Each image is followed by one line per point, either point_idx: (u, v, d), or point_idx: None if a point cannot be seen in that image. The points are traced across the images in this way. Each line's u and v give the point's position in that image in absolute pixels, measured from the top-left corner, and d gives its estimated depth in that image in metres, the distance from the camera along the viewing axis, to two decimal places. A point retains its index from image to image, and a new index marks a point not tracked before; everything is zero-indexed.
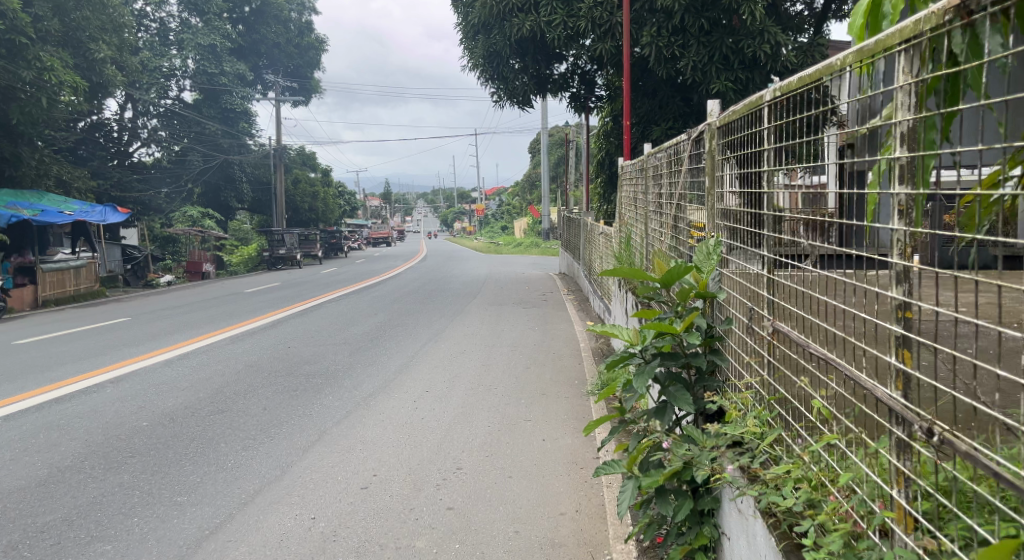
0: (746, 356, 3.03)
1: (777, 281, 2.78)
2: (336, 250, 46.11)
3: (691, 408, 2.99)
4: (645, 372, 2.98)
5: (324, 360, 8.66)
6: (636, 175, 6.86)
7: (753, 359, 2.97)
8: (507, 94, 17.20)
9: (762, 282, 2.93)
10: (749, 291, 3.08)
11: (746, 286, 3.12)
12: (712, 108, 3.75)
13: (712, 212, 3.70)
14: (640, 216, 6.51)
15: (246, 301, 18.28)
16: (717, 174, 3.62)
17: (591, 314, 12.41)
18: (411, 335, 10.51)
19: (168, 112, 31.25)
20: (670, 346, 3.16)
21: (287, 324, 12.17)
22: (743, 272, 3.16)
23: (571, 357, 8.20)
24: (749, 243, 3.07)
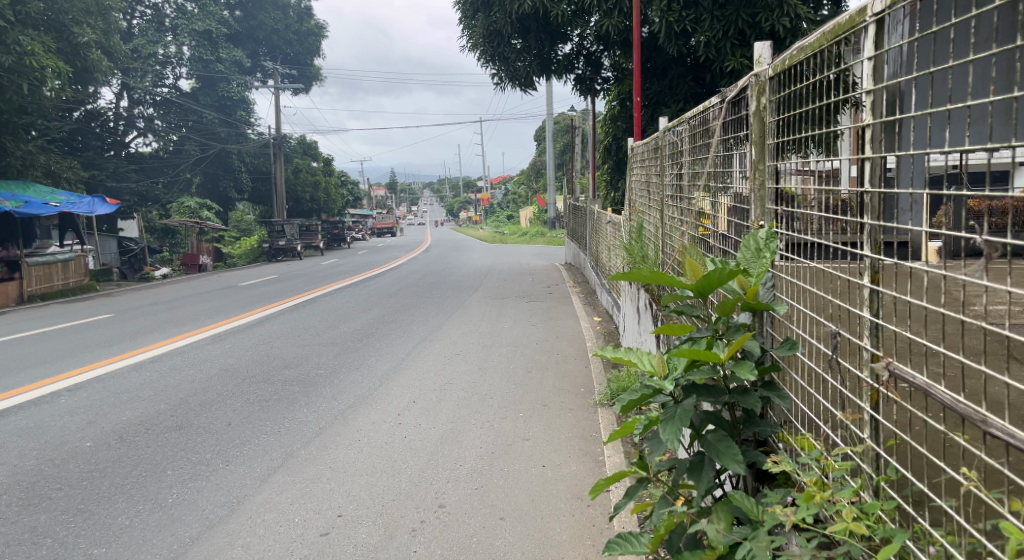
0: (835, 406, 2.37)
1: (891, 301, 2.12)
2: (338, 241, 45.24)
3: (739, 468, 2.27)
4: (677, 419, 2.29)
5: (306, 364, 7.93)
6: (650, 158, 6.09)
7: (847, 412, 2.29)
8: (508, 76, 16.45)
9: (862, 299, 2.26)
10: (835, 308, 2.40)
11: (827, 302, 2.44)
12: (760, 53, 3.03)
13: (758, 186, 2.98)
14: (655, 204, 5.75)
15: (238, 295, 17.55)
16: (768, 144, 2.89)
17: (599, 307, 11.66)
18: (405, 333, 9.76)
19: (165, 100, 30.55)
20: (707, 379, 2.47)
21: (274, 321, 11.43)
22: (825, 279, 2.47)
23: (575, 360, 7.46)
24: (837, 238, 2.36)
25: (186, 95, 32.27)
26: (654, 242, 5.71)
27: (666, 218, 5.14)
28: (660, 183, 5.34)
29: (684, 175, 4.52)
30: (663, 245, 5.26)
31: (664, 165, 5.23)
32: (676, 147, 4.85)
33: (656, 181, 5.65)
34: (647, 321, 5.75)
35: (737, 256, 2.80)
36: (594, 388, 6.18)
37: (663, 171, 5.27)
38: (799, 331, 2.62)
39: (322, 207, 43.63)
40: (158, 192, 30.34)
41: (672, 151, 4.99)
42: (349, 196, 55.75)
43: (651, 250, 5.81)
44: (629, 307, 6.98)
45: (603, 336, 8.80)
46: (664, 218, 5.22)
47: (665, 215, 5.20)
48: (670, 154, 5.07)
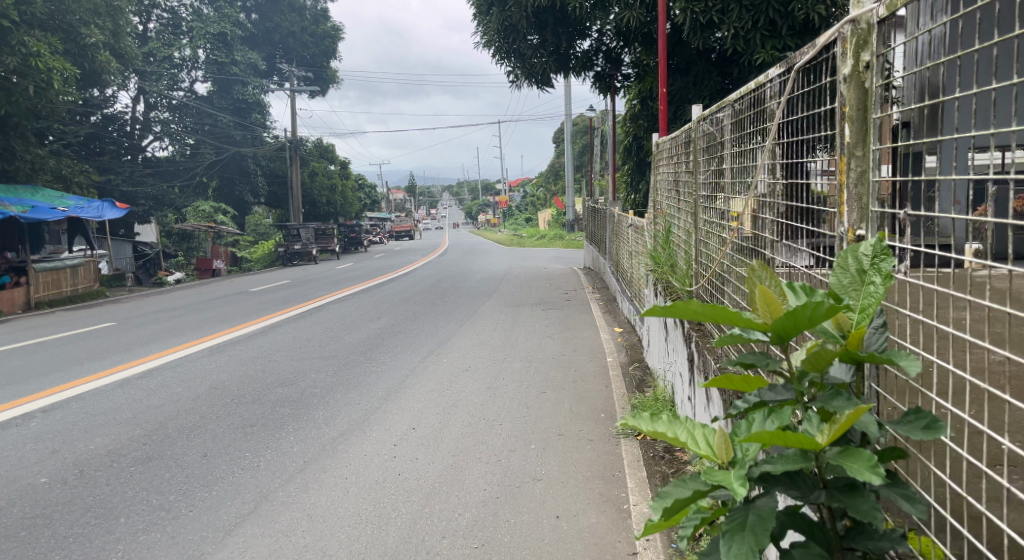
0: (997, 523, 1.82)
1: None
2: (355, 244, 44.77)
3: None
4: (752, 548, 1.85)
5: (302, 381, 7.32)
6: (680, 152, 5.39)
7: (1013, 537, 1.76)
8: (524, 73, 15.84)
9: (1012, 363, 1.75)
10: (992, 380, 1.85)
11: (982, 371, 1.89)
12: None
13: (858, 176, 2.42)
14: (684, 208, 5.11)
15: (247, 301, 16.96)
16: (880, 114, 2.28)
17: (620, 316, 10.97)
18: (412, 347, 9.11)
19: (180, 103, 30.15)
20: (795, 474, 1.94)
21: (278, 331, 10.80)
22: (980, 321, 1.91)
23: (594, 378, 6.82)
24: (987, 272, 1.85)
25: (202, 98, 31.79)
26: (684, 248, 5.07)
27: (699, 221, 4.52)
28: (692, 181, 4.71)
29: (724, 171, 3.89)
30: (696, 250, 4.62)
31: (697, 160, 4.61)
32: (712, 138, 4.22)
33: (688, 180, 4.98)
34: (675, 338, 5.10)
35: (832, 281, 2.12)
36: (617, 413, 5.55)
37: (695, 166, 4.64)
38: (941, 402, 2.05)
39: (338, 211, 43.05)
40: (174, 196, 29.84)
41: (706, 146, 4.37)
42: (365, 200, 55.06)
43: (682, 257, 5.17)
44: (654, 319, 6.37)
45: (624, 350, 8.12)
46: (696, 220, 4.60)
47: (697, 215, 4.59)
48: (703, 149, 4.44)
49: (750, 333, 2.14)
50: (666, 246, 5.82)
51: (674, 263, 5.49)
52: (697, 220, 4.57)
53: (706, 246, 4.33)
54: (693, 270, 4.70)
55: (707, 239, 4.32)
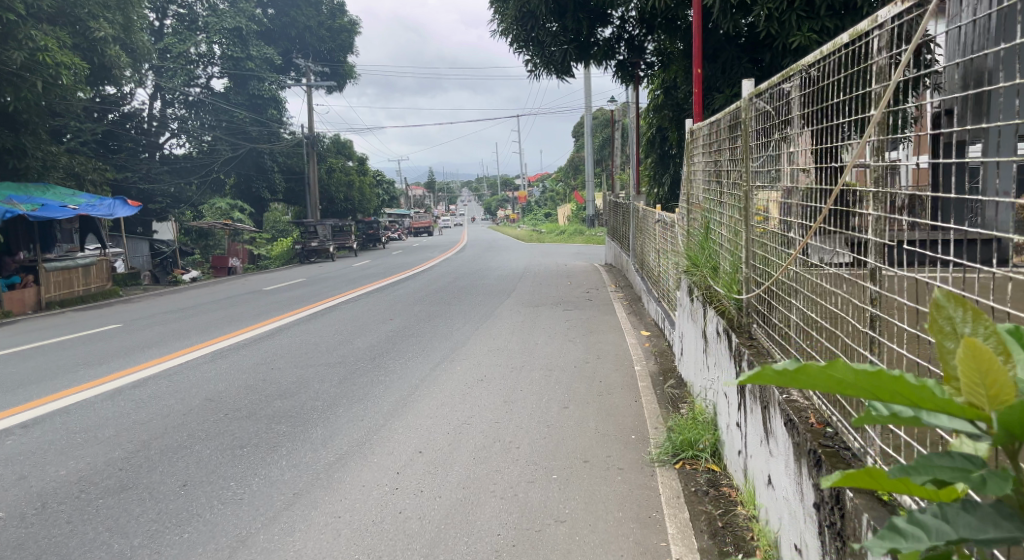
0: None
1: None
2: (373, 240, 44.39)
3: None
4: None
5: (305, 392, 6.76)
6: (724, 137, 4.68)
7: None
8: (543, 61, 15.19)
9: None
10: None
11: None
12: None
13: None
14: (729, 197, 4.47)
15: (257, 301, 16.37)
16: None
17: (646, 317, 10.39)
18: (425, 353, 8.55)
19: (196, 99, 29.68)
20: None
21: (285, 334, 10.26)
22: None
23: (621, 391, 6.26)
24: None
25: (219, 95, 31.10)
26: (731, 248, 4.39)
27: (754, 216, 3.86)
28: (743, 169, 4.00)
29: (794, 158, 3.23)
30: (746, 252, 4.01)
31: (751, 146, 3.92)
32: (779, 110, 3.50)
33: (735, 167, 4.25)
34: (716, 350, 4.46)
35: None
36: (649, 435, 4.99)
37: (750, 152, 3.94)
38: None
39: (355, 207, 42.46)
40: (191, 193, 29.33)
41: (765, 125, 3.69)
42: (383, 195, 54.46)
43: (727, 261, 4.55)
44: (689, 327, 5.81)
45: (653, 356, 7.55)
46: (751, 216, 3.92)
47: (751, 210, 3.91)
48: (762, 130, 3.74)
49: (931, 417, 1.47)
50: (706, 248, 5.26)
51: (720, 266, 4.79)
52: (753, 216, 3.87)
53: (770, 245, 3.61)
54: (747, 274, 4.02)
55: (770, 238, 3.61)
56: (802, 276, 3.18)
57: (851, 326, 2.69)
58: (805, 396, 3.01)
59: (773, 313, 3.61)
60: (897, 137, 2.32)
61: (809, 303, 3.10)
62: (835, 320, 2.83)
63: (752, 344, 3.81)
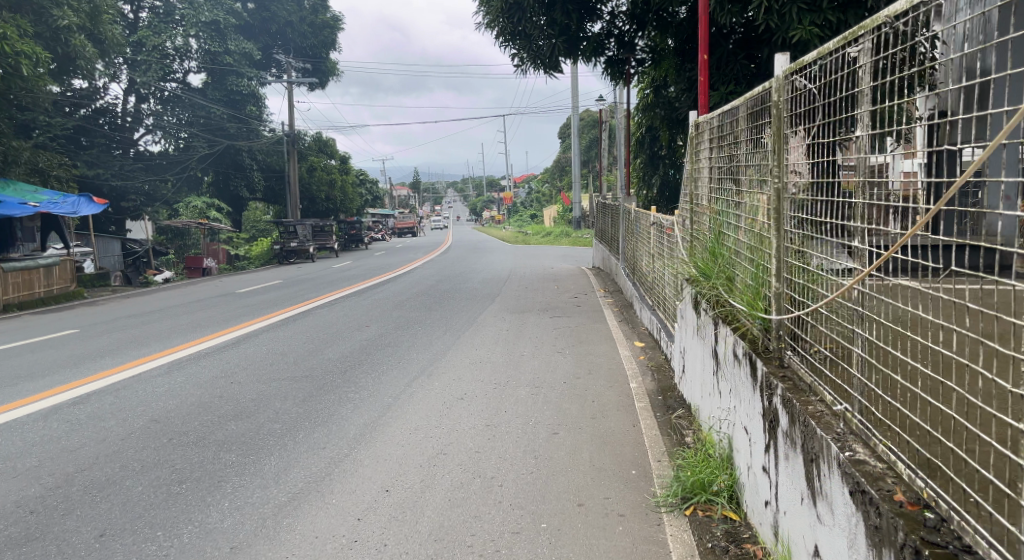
0: None
1: None
2: (354, 241, 43.32)
3: None
4: None
5: (265, 412, 6.08)
6: (743, 126, 4.07)
7: None
8: (530, 56, 14.50)
9: None
10: None
11: None
12: None
13: None
14: (750, 192, 3.86)
15: (228, 303, 15.57)
16: None
17: (639, 325, 9.82)
18: (402, 364, 7.93)
19: (172, 95, 28.63)
20: None
21: (252, 342, 9.50)
22: None
23: (616, 413, 5.68)
24: None
25: (196, 90, 30.02)
26: (755, 258, 3.76)
27: (793, 220, 3.24)
28: (777, 162, 3.37)
29: (863, 143, 2.64)
30: (779, 264, 3.39)
31: (788, 134, 3.30)
32: (836, 84, 2.84)
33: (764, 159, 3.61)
34: (735, 376, 3.82)
35: None
36: (652, 471, 4.36)
37: (784, 142, 3.32)
38: None
39: (337, 207, 41.43)
40: (166, 191, 28.27)
41: (808, 108, 3.09)
42: (366, 195, 53.19)
43: (749, 273, 3.93)
44: (693, 342, 5.18)
45: (650, 372, 6.97)
46: (786, 221, 3.31)
47: (789, 213, 3.29)
48: (803, 113, 3.13)
49: None
50: (717, 254, 4.65)
51: (739, 277, 4.16)
52: (792, 220, 3.25)
53: (818, 255, 3.00)
54: (780, 288, 3.39)
55: (820, 248, 2.98)
56: (875, 296, 2.54)
57: (980, 381, 2.06)
58: (883, 459, 2.44)
59: (816, 342, 3.00)
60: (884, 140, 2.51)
61: (890, 336, 2.47)
62: (952, 366, 2.20)
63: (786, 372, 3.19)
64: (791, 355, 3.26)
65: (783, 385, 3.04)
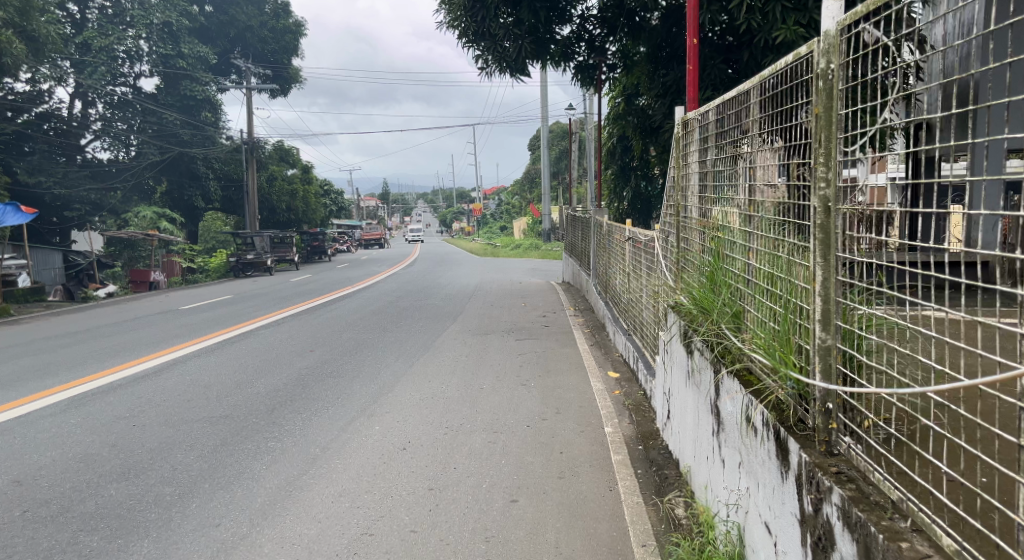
0: None
1: None
2: (317, 253, 41.82)
3: None
4: None
5: (161, 466, 5.00)
6: (756, 120, 3.17)
7: None
8: (495, 58, 13.45)
9: None
10: None
11: None
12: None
13: None
14: (781, 191, 2.87)
15: (166, 321, 14.33)
16: None
17: (612, 350, 8.94)
18: (344, 398, 6.93)
19: (122, 100, 27.17)
20: None
21: (177, 370, 8.39)
22: None
23: (587, 468, 4.75)
24: None
25: (147, 95, 28.64)
26: (783, 294, 2.85)
27: (854, 243, 2.40)
28: (826, 157, 2.52)
29: None
30: (840, 306, 2.48)
31: (841, 117, 2.46)
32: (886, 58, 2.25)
33: (800, 160, 2.71)
34: (753, 451, 2.83)
35: None
36: None
37: (838, 128, 2.47)
38: None
39: (299, 217, 39.95)
40: (115, 200, 26.76)
41: (881, 81, 2.27)
42: (330, 205, 51.67)
43: (770, 315, 3.00)
44: (684, 390, 4.21)
45: (625, 411, 6.05)
46: (845, 242, 2.45)
47: (848, 237, 2.44)
48: (871, 89, 2.30)
49: None
50: (717, 282, 3.72)
51: (753, 315, 3.23)
52: (853, 243, 2.40)
53: (906, 290, 2.17)
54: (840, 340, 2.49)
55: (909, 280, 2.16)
56: None
57: None
58: None
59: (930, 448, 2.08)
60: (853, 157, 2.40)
61: None
62: None
63: (843, 468, 2.30)
64: (847, 440, 2.38)
65: (846, 492, 2.16)
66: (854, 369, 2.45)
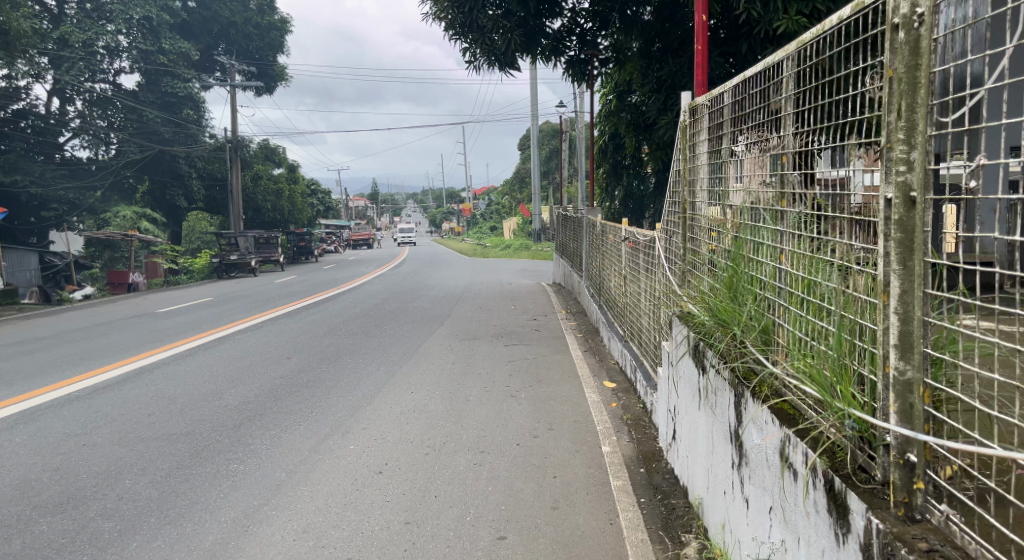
0: None
1: None
2: (304, 254, 41.05)
3: None
4: None
5: (103, 495, 4.43)
6: (794, 98, 2.69)
7: None
8: (484, 51, 12.91)
9: None
10: None
11: None
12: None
13: None
14: (842, 178, 2.37)
15: (139, 326, 13.67)
16: None
17: (606, 356, 8.48)
18: (319, 412, 6.41)
19: (102, 97, 26.41)
20: None
21: (142, 381, 7.81)
22: None
23: (584, 496, 4.24)
24: None
25: (128, 92, 27.88)
26: (838, 310, 2.39)
27: (949, 249, 1.96)
28: (910, 132, 2.03)
29: None
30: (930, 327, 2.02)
31: (937, 75, 1.97)
32: (874, 56, 2.19)
33: (864, 140, 2.23)
34: (797, 496, 2.38)
35: None
36: None
37: (933, 90, 1.98)
38: None
39: (285, 218, 39.17)
40: (94, 200, 25.95)
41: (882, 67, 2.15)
42: (317, 205, 50.94)
43: (816, 330, 2.54)
44: (693, 409, 3.75)
45: (623, 426, 5.58)
46: (940, 244, 1.98)
47: (944, 232, 1.97)
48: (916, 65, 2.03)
49: None
50: (736, 290, 3.25)
51: (789, 332, 2.78)
52: (948, 249, 1.97)
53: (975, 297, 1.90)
54: (928, 372, 2.03)
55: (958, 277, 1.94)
56: None
57: None
58: None
59: None
60: (847, 153, 2.32)
61: None
62: None
63: (935, 544, 1.92)
64: (941, 509, 1.97)
65: None
66: (943, 412, 2.02)
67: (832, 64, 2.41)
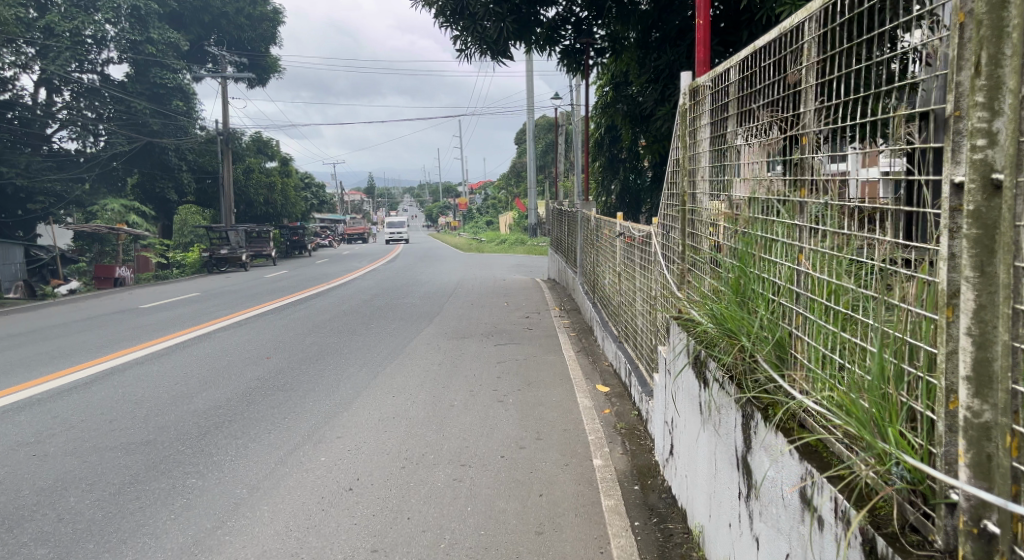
0: None
1: None
2: (297, 248, 40.56)
3: None
4: None
5: (40, 517, 3.99)
6: (818, 64, 2.30)
7: None
8: (476, 39, 12.41)
9: None
10: None
11: None
12: None
13: None
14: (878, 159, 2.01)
15: (118, 323, 13.20)
16: None
17: (600, 357, 8.12)
18: (293, 418, 6.00)
19: (89, 88, 25.85)
20: None
21: (110, 383, 7.36)
22: None
23: (570, 518, 3.84)
24: None
25: (116, 83, 27.31)
26: (880, 324, 2.00)
27: None
28: (992, 92, 1.63)
29: None
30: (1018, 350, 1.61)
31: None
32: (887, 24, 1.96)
33: (917, 110, 1.83)
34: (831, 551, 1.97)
35: None
36: None
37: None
38: None
39: (277, 212, 38.61)
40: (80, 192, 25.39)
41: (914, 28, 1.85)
42: (311, 198, 50.41)
43: (853, 348, 2.12)
44: (695, 430, 3.34)
45: (616, 436, 5.20)
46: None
47: None
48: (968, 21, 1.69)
49: None
50: (747, 295, 2.85)
51: (809, 348, 2.39)
52: None
53: None
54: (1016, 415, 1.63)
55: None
56: None
57: None
58: None
59: None
60: (848, 140, 2.12)
61: None
62: None
63: None
64: None
65: None
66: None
67: (852, 32, 2.11)
